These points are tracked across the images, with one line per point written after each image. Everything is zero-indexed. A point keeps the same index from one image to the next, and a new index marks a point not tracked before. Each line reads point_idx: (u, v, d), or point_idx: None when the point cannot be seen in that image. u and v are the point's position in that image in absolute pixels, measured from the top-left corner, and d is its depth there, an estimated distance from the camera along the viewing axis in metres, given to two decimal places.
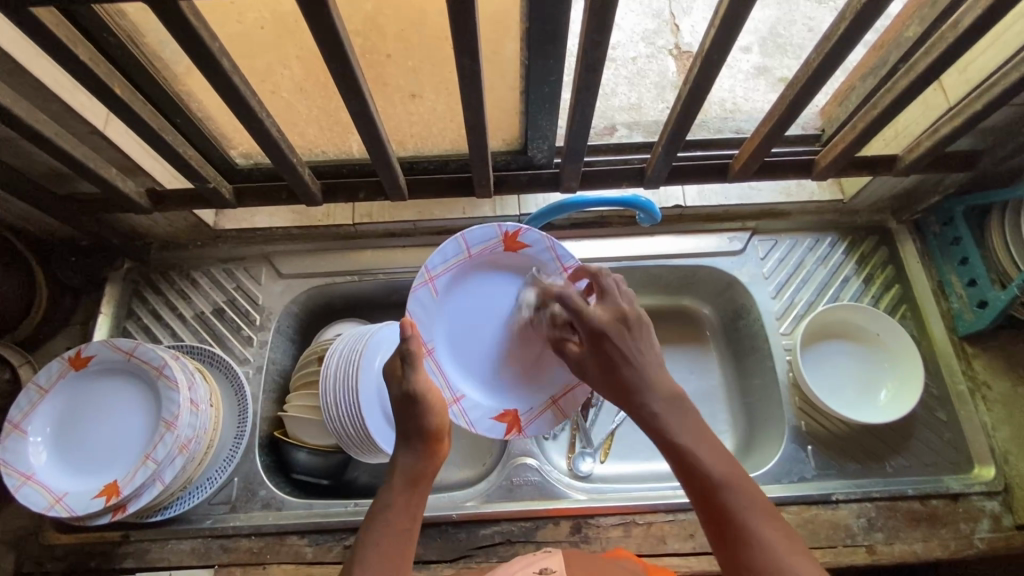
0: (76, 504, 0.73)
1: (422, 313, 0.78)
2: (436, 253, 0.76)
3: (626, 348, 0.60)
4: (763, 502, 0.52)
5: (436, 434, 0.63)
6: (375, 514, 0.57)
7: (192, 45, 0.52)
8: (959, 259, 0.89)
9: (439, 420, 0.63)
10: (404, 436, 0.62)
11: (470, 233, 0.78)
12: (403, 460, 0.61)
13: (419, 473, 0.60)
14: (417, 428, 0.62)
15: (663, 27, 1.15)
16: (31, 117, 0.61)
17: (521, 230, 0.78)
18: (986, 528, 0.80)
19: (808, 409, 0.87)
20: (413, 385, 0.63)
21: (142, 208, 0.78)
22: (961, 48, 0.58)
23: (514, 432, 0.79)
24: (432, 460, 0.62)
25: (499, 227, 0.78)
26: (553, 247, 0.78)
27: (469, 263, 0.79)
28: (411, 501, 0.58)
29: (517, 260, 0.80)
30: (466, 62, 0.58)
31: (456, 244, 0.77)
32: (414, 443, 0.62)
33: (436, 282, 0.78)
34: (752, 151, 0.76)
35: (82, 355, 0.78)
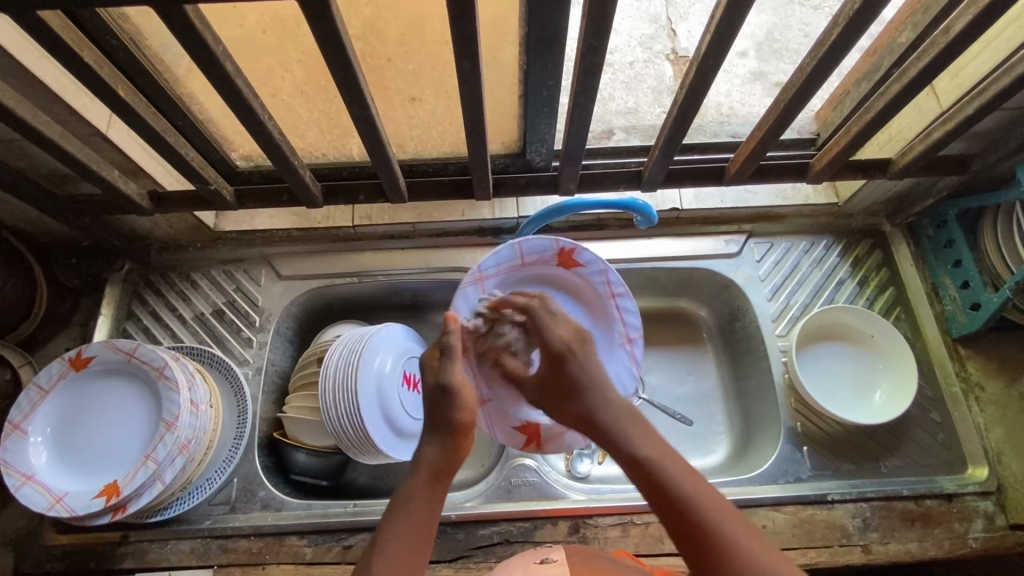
0: (76, 504, 0.73)
1: (466, 310, 0.80)
2: (492, 256, 0.80)
3: (589, 367, 0.64)
4: (733, 512, 0.52)
5: (461, 428, 0.62)
6: (398, 505, 0.57)
7: (196, 48, 0.53)
8: (953, 262, 0.90)
9: (469, 415, 0.63)
10: (432, 428, 0.63)
11: (528, 242, 0.81)
12: (429, 452, 0.61)
13: (443, 466, 0.60)
14: (445, 422, 0.62)
15: (659, 32, 1.16)
16: (35, 118, 0.61)
17: (577, 250, 0.82)
18: (980, 528, 0.80)
19: (804, 411, 0.88)
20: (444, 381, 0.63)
21: (144, 210, 0.79)
22: (952, 54, 0.59)
23: (533, 447, 0.82)
24: (457, 455, 0.62)
25: (556, 242, 0.82)
26: (607, 273, 0.83)
27: (520, 270, 0.83)
28: (432, 494, 0.58)
29: (566, 277, 0.85)
30: (466, 66, 0.58)
31: (512, 249, 0.81)
32: (441, 437, 0.62)
33: (487, 284, 0.81)
34: (747, 154, 0.77)
35: (82, 356, 0.79)
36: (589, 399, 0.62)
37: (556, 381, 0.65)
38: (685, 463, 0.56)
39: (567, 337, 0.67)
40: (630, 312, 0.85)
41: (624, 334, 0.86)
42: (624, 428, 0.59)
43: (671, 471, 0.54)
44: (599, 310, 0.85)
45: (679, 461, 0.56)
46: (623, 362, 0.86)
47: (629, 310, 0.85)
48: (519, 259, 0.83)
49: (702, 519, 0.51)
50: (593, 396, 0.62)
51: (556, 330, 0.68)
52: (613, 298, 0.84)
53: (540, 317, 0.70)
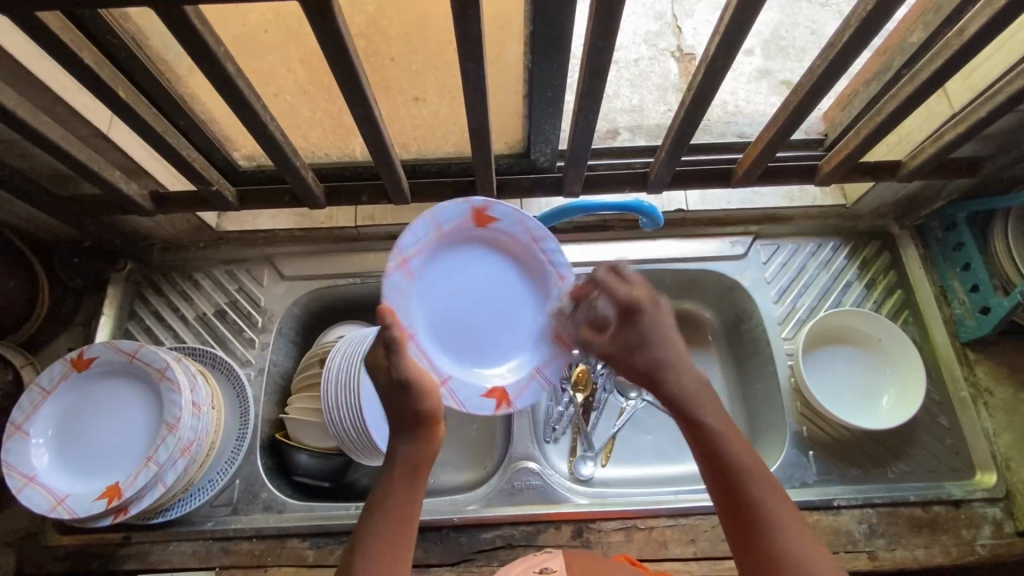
0: (77, 506, 0.73)
1: (401, 301, 0.70)
2: (408, 234, 0.70)
3: (664, 329, 0.62)
4: (785, 496, 0.50)
5: (430, 416, 0.60)
6: (374, 503, 0.55)
7: (197, 49, 0.52)
8: (962, 265, 0.89)
9: (434, 402, 0.60)
10: (400, 421, 0.60)
11: (440, 210, 0.72)
12: (402, 448, 0.58)
13: (418, 461, 0.58)
14: (411, 415, 0.59)
15: (664, 29, 1.15)
16: (35, 119, 0.61)
17: (489, 204, 0.74)
18: (988, 535, 0.80)
19: (809, 414, 0.87)
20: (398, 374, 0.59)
21: (145, 211, 0.78)
22: (965, 56, 0.58)
23: (505, 407, 0.76)
24: (432, 444, 0.60)
25: (468, 202, 0.73)
26: (524, 220, 0.75)
27: (442, 242, 0.74)
28: (411, 488, 0.56)
29: (489, 237, 0.76)
30: (471, 66, 0.58)
31: (428, 222, 0.71)
32: (410, 429, 0.59)
33: (411, 265, 0.71)
34: (755, 156, 0.76)
35: (84, 357, 0.78)
36: (657, 356, 0.60)
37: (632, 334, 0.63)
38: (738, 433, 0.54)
39: (639, 295, 0.64)
40: (557, 254, 0.77)
41: (556, 276, 0.77)
42: (681, 387, 0.58)
43: (729, 441, 0.53)
44: (524, 258, 0.77)
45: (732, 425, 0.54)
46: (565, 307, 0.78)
47: (555, 252, 0.77)
48: (437, 232, 0.73)
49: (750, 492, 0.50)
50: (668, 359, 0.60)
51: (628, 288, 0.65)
52: (538, 244, 0.76)
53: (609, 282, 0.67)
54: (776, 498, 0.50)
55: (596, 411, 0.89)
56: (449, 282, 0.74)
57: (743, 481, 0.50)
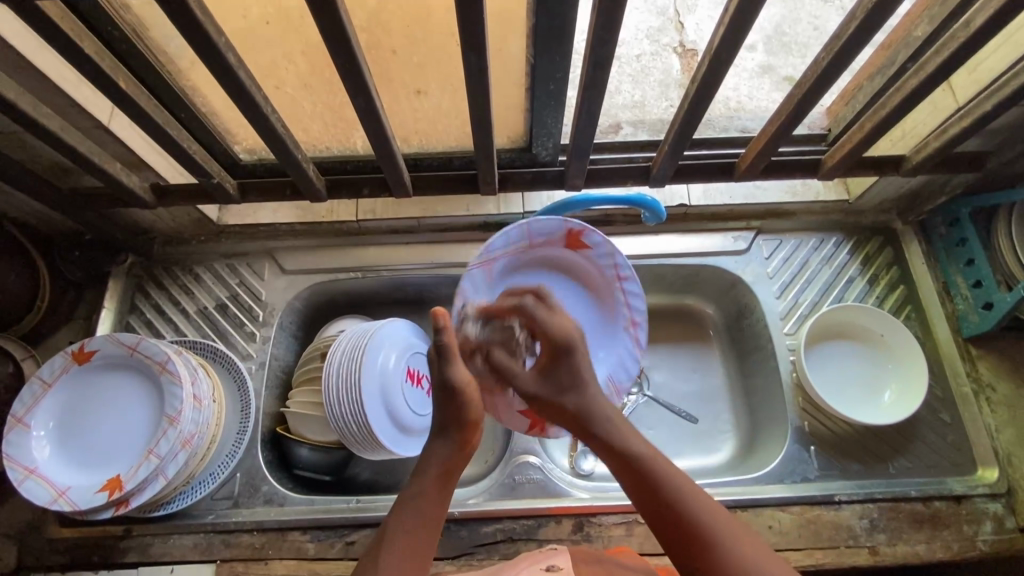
0: (79, 499, 0.73)
1: (475, 295, 0.77)
2: (500, 237, 0.76)
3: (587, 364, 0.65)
4: (710, 501, 0.55)
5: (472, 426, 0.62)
6: (405, 499, 0.57)
7: (197, 39, 0.52)
8: (965, 261, 0.89)
9: (476, 410, 0.63)
10: (440, 423, 0.62)
11: (535, 223, 0.77)
12: (438, 450, 0.61)
13: (452, 465, 0.60)
14: (453, 418, 0.62)
15: (667, 25, 1.15)
16: (35, 110, 0.61)
17: (586, 230, 0.78)
18: (989, 530, 0.80)
19: (811, 410, 0.87)
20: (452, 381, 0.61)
21: (146, 203, 0.78)
22: (971, 48, 0.58)
23: (538, 431, 0.80)
24: (464, 451, 0.62)
25: (565, 223, 0.77)
26: (614, 255, 0.80)
27: (530, 254, 0.81)
28: (442, 492, 0.58)
29: (574, 260, 0.82)
30: (473, 58, 0.57)
31: (521, 230, 0.77)
32: (449, 434, 0.62)
33: (494, 265, 0.78)
34: (758, 150, 0.75)
35: (85, 349, 0.78)
36: (587, 396, 0.63)
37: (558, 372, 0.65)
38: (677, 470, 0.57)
39: (570, 328, 0.66)
40: (636, 296, 0.83)
41: (628, 318, 0.84)
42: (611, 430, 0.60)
43: (656, 465, 0.57)
44: (604, 291, 0.84)
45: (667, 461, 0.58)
46: (627, 346, 0.85)
47: (634, 294, 0.83)
48: (525, 241, 0.79)
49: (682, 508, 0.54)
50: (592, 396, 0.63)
51: (554, 319, 0.68)
52: (620, 282, 0.82)
53: (535, 309, 0.68)
54: (704, 506, 0.54)
55: None
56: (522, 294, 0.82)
57: (674, 499, 0.55)
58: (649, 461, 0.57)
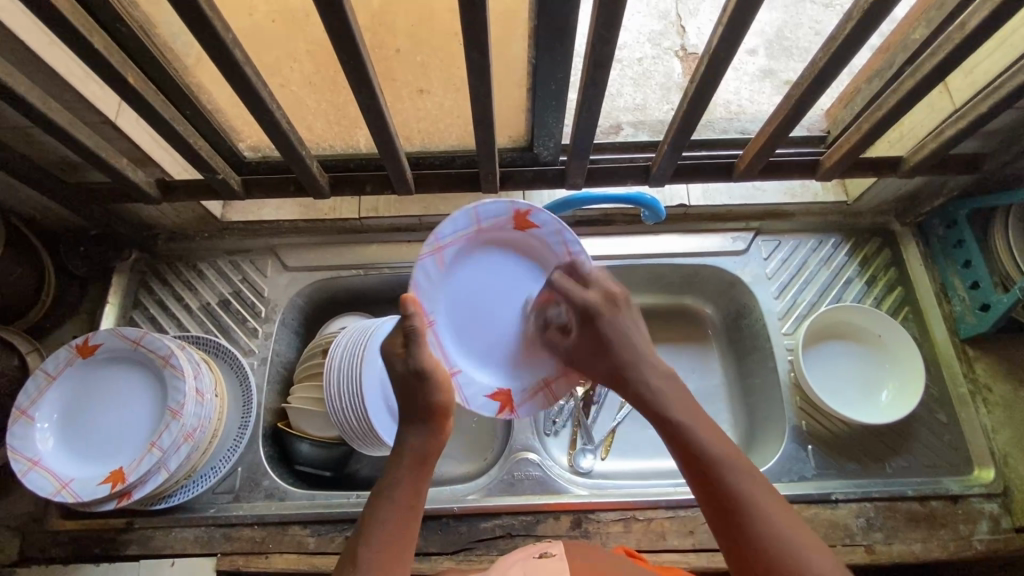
0: (81, 490, 0.73)
1: (425, 287, 0.68)
2: (447, 222, 0.66)
3: (620, 327, 0.68)
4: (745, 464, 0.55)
5: (441, 410, 0.61)
6: (382, 489, 0.57)
7: (205, 35, 0.53)
8: (962, 263, 0.89)
9: (444, 396, 0.61)
10: (410, 413, 0.61)
11: (483, 206, 0.68)
12: (411, 438, 0.60)
13: (425, 453, 0.59)
14: (422, 406, 0.61)
15: (668, 29, 1.16)
16: (44, 105, 0.62)
17: (534, 210, 0.70)
18: (985, 530, 0.80)
19: (808, 409, 0.87)
20: (416, 365, 0.60)
21: (151, 199, 0.79)
22: (966, 50, 0.59)
23: (507, 412, 0.74)
24: (440, 438, 0.61)
25: (512, 204, 0.69)
26: (563, 231, 0.71)
27: (476, 236, 0.71)
28: (417, 483, 0.58)
29: (527, 237, 0.73)
30: (476, 58, 0.58)
31: (468, 215, 0.68)
32: (420, 423, 0.61)
33: (445, 253, 0.68)
34: (757, 150, 0.76)
35: (89, 343, 0.79)
36: (623, 357, 0.66)
37: (590, 340, 0.68)
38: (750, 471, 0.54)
39: (597, 298, 0.70)
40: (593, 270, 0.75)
41: None
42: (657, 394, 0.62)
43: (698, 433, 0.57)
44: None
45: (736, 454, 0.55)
46: None
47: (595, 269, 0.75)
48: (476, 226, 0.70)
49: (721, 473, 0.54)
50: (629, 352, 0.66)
51: (587, 293, 0.70)
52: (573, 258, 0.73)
53: (568, 284, 0.71)
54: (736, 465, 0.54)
55: (596, 404, 0.93)
56: (476, 277, 0.72)
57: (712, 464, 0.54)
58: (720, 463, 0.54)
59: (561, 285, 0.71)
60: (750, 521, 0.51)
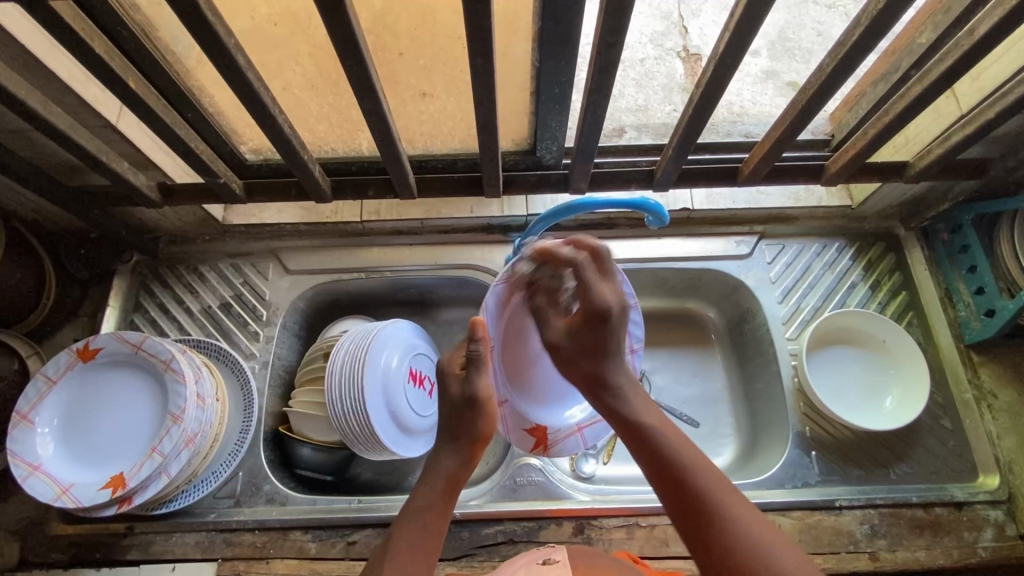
0: (82, 496, 0.73)
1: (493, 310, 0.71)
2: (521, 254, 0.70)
3: (618, 335, 0.69)
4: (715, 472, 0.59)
5: (482, 439, 0.66)
6: (414, 505, 0.61)
7: (207, 40, 0.52)
8: (967, 268, 0.89)
9: (488, 426, 0.66)
10: (453, 438, 0.66)
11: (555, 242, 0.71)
12: (448, 459, 0.65)
13: (458, 477, 0.65)
14: (467, 432, 0.66)
15: (671, 29, 1.15)
16: (45, 109, 0.61)
17: (605, 256, 0.72)
18: (989, 537, 0.80)
19: (812, 414, 0.87)
20: (472, 393, 0.65)
21: (152, 202, 0.79)
22: (975, 56, 0.58)
23: (540, 449, 0.77)
24: (471, 464, 0.66)
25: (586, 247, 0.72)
26: (625, 283, 0.75)
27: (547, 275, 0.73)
28: (446, 502, 0.62)
29: None
30: (480, 62, 0.58)
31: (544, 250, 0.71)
32: (460, 448, 0.66)
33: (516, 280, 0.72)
34: (762, 155, 0.75)
35: (90, 347, 0.79)
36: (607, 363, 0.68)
37: (589, 333, 0.68)
38: (713, 469, 0.59)
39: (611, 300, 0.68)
40: (637, 324, 0.77)
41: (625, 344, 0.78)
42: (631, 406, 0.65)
43: (670, 444, 0.61)
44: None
45: (706, 463, 0.60)
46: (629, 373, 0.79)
47: (636, 323, 0.77)
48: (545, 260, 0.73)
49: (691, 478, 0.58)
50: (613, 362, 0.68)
51: (604, 288, 0.69)
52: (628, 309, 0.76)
53: (587, 273, 0.69)
54: (709, 476, 0.58)
55: None
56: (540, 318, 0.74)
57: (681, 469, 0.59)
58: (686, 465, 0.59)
59: (582, 267, 0.69)
60: (721, 533, 0.55)
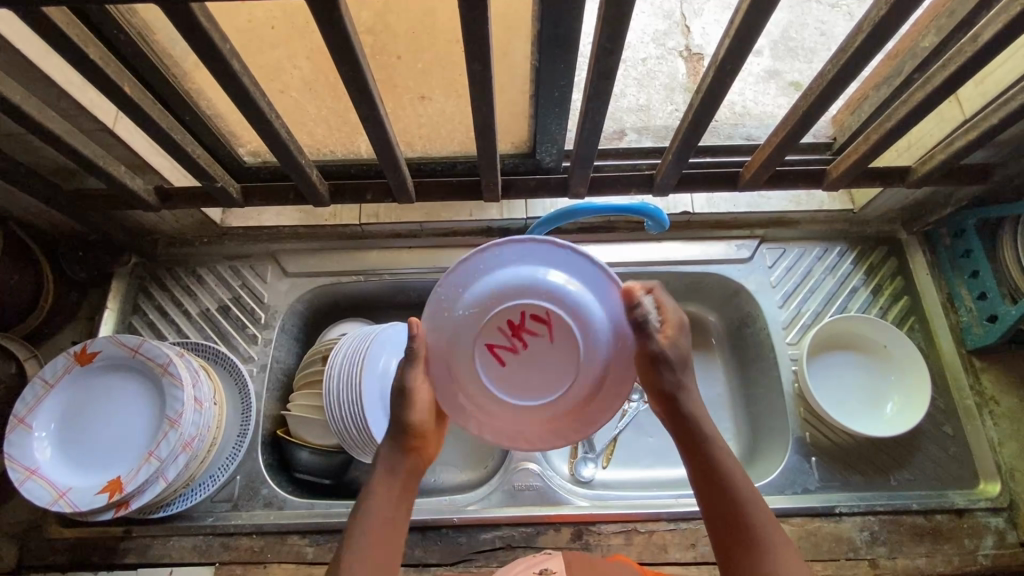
0: (79, 500, 0.73)
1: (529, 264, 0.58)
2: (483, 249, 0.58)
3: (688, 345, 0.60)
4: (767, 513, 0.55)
5: (417, 429, 0.61)
6: (363, 503, 0.58)
7: (201, 45, 0.52)
8: (970, 273, 0.88)
9: (419, 416, 0.61)
10: (389, 430, 0.61)
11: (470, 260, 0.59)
12: (382, 450, 0.61)
13: (403, 467, 0.60)
14: (397, 422, 0.61)
15: (673, 29, 1.14)
16: (40, 113, 0.61)
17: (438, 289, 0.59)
18: (991, 545, 0.79)
19: (813, 420, 0.86)
20: (401, 387, 0.60)
21: (149, 205, 0.78)
22: (980, 61, 0.57)
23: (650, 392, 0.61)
24: (417, 454, 0.62)
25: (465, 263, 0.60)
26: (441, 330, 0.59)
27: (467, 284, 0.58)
28: (397, 491, 0.59)
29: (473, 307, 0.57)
30: (478, 67, 0.57)
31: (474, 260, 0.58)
32: (393, 437, 0.61)
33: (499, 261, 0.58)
34: (763, 160, 0.75)
35: (87, 351, 0.79)
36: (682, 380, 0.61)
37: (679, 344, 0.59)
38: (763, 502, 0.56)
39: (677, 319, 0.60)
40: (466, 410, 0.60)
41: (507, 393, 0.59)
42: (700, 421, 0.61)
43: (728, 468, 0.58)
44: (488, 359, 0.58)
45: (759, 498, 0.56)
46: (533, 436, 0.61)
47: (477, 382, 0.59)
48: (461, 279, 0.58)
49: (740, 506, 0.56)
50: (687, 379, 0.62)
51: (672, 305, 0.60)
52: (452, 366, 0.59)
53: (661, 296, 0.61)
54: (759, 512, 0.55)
55: None
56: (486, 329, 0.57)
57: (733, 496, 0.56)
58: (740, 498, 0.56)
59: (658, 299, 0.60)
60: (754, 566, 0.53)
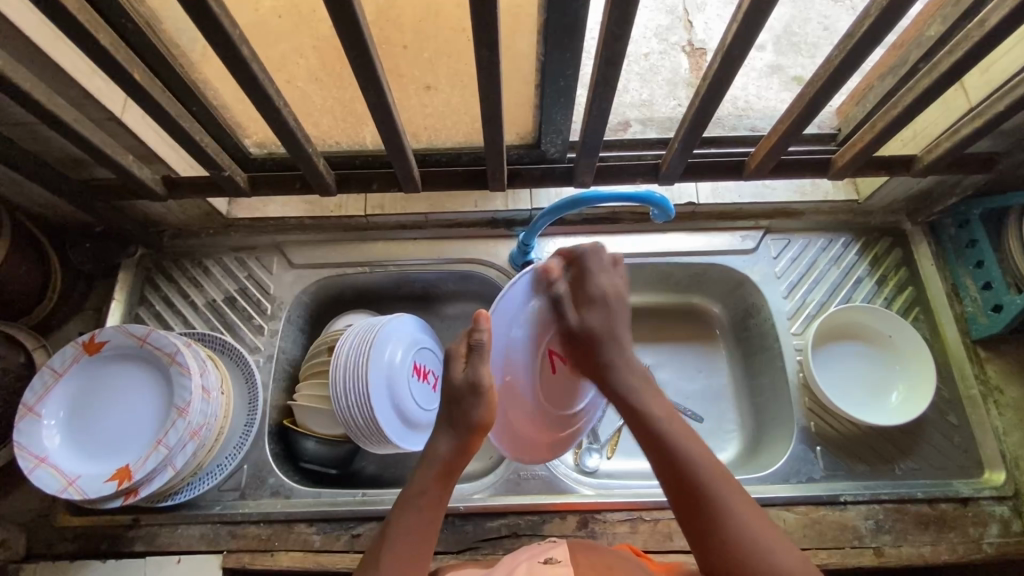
0: (89, 488, 0.73)
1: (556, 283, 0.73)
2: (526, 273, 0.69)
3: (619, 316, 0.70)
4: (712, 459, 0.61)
5: (480, 427, 0.64)
6: (407, 497, 0.61)
7: (211, 31, 0.52)
8: (974, 263, 0.88)
9: (485, 415, 0.63)
10: (451, 424, 0.64)
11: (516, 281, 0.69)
12: (442, 448, 0.63)
13: (453, 465, 0.63)
14: (463, 419, 0.63)
15: (675, 24, 1.15)
16: (49, 101, 0.61)
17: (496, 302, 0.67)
18: (995, 533, 0.79)
19: (818, 410, 0.86)
20: (474, 378, 0.63)
21: (157, 195, 0.79)
22: (986, 48, 0.57)
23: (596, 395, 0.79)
24: (467, 453, 0.65)
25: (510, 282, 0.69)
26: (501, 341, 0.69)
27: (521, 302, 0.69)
28: (441, 492, 0.62)
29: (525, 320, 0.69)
30: (485, 54, 0.57)
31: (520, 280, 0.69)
32: (457, 435, 0.64)
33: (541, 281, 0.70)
34: (768, 148, 0.75)
35: (95, 340, 0.79)
36: (606, 351, 0.68)
37: (597, 318, 0.69)
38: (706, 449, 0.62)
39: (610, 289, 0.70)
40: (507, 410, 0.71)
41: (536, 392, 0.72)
42: (632, 388, 0.66)
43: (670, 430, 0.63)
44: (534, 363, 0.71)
45: (703, 447, 0.62)
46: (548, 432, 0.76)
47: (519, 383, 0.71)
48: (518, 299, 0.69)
49: (688, 462, 0.60)
50: (612, 346, 0.68)
51: (602, 278, 0.71)
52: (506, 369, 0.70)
53: (590, 264, 0.71)
54: (705, 461, 0.61)
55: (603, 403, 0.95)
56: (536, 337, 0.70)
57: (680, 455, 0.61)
58: (686, 453, 0.61)
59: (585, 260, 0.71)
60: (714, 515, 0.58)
